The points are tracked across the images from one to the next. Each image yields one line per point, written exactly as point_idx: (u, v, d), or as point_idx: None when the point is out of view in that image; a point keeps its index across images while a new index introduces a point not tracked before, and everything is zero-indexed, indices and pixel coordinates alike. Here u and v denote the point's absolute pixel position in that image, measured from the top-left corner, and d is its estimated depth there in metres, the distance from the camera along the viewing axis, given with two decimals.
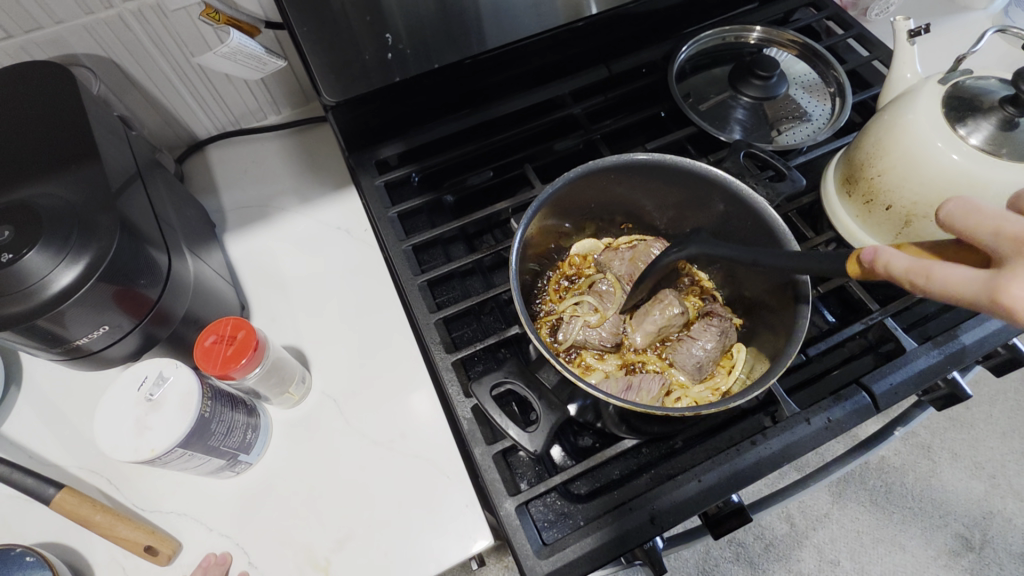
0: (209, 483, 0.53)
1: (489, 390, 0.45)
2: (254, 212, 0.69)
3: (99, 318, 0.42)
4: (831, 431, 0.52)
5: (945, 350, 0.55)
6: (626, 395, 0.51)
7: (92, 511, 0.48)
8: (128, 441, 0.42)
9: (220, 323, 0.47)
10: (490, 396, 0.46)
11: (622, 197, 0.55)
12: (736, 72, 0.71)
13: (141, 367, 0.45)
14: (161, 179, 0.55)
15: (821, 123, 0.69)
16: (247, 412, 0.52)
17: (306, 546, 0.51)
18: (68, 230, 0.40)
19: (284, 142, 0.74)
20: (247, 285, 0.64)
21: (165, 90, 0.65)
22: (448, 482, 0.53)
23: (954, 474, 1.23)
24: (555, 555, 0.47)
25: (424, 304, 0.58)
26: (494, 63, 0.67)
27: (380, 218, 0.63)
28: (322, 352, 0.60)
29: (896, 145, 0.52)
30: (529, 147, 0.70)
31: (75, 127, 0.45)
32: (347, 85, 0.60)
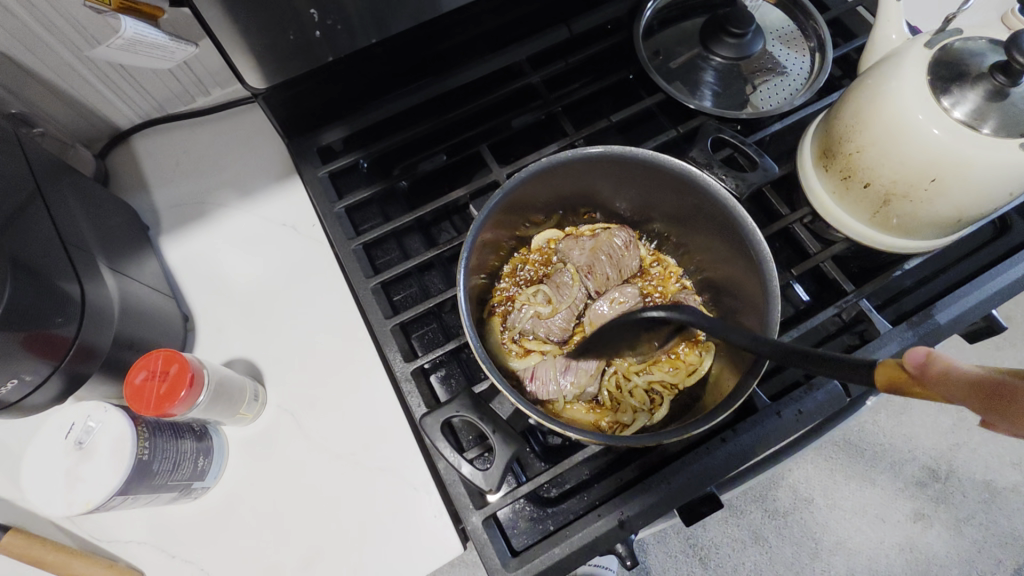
0: (167, 509, 0.51)
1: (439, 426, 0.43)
2: (191, 210, 0.63)
3: (10, 369, 0.38)
4: (801, 422, 0.51)
5: (920, 330, 0.53)
6: (564, 379, 0.50)
7: (47, 551, 0.47)
8: (61, 495, 0.40)
9: (149, 357, 0.44)
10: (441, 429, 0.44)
11: (582, 188, 0.51)
12: (707, 28, 0.65)
13: (66, 412, 0.42)
14: (72, 189, 0.50)
15: (799, 82, 0.64)
16: (195, 437, 0.49)
17: (273, 568, 0.50)
18: None
19: (217, 127, 0.67)
20: (190, 292, 0.60)
21: (71, 81, 0.58)
22: (415, 492, 0.52)
23: (924, 410, 1.27)
24: (524, 567, 0.47)
25: (379, 310, 0.54)
26: (440, 30, 0.60)
27: (325, 214, 0.58)
28: (276, 363, 0.57)
29: (876, 119, 0.48)
30: (484, 123, 0.64)
31: None
32: (273, 67, 0.53)
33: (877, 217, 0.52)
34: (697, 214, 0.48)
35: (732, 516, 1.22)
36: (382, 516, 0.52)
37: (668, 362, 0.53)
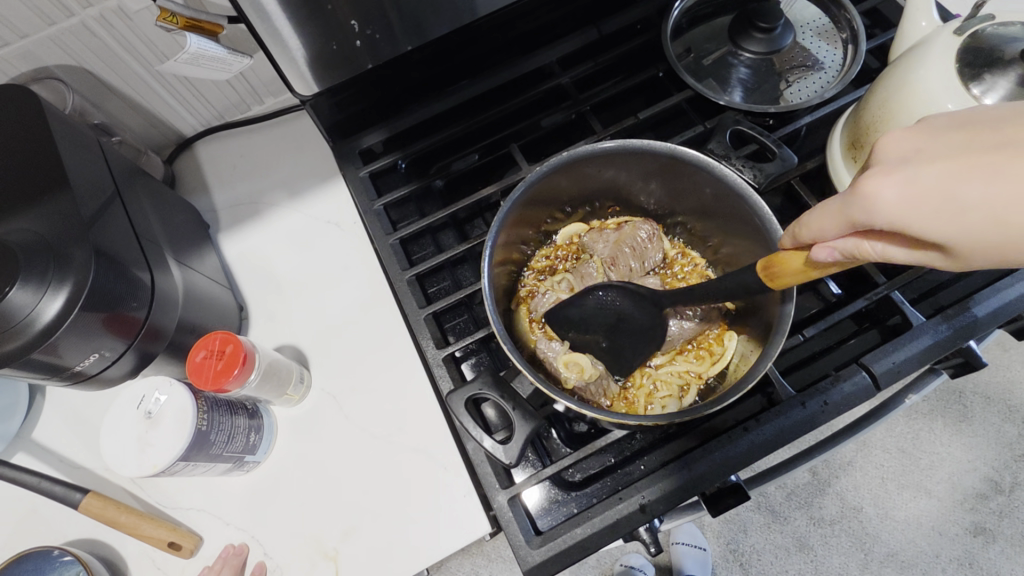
0: (222, 481, 0.56)
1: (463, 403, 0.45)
2: (246, 210, 0.69)
3: (91, 346, 0.44)
4: (828, 414, 0.50)
5: (955, 324, 0.52)
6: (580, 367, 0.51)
7: (118, 512, 0.52)
8: (133, 458, 0.45)
9: (208, 338, 0.49)
10: (465, 407, 0.46)
11: (606, 182, 0.53)
12: (736, 24, 0.65)
13: (138, 386, 0.47)
14: (144, 189, 0.56)
15: (833, 73, 0.64)
16: (248, 415, 0.54)
17: (315, 538, 0.54)
18: (45, 265, 0.41)
19: (270, 132, 0.73)
20: (244, 285, 0.65)
21: (144, 93, 0.65)
22: (446, 473, 0.55)
23: (986, 418, 1.20)
24: (547, 545, 0.48)
25: (414, 300, 0.58)
26: (474, 34, 0.63)
27: (365, 211, 0.62)
28: (320, 349, 0.61)
29: (903, 109, 0.48)
30: (516, 124, 0.67)
31: (45, 156, 0.45)
32: (319, 77, 0.58)
33: None
34: (718, 205, 0.49)
35: (775, 523, 1.19)
36: (416, 494, 0.55)
37: (692, 352, 0.54)
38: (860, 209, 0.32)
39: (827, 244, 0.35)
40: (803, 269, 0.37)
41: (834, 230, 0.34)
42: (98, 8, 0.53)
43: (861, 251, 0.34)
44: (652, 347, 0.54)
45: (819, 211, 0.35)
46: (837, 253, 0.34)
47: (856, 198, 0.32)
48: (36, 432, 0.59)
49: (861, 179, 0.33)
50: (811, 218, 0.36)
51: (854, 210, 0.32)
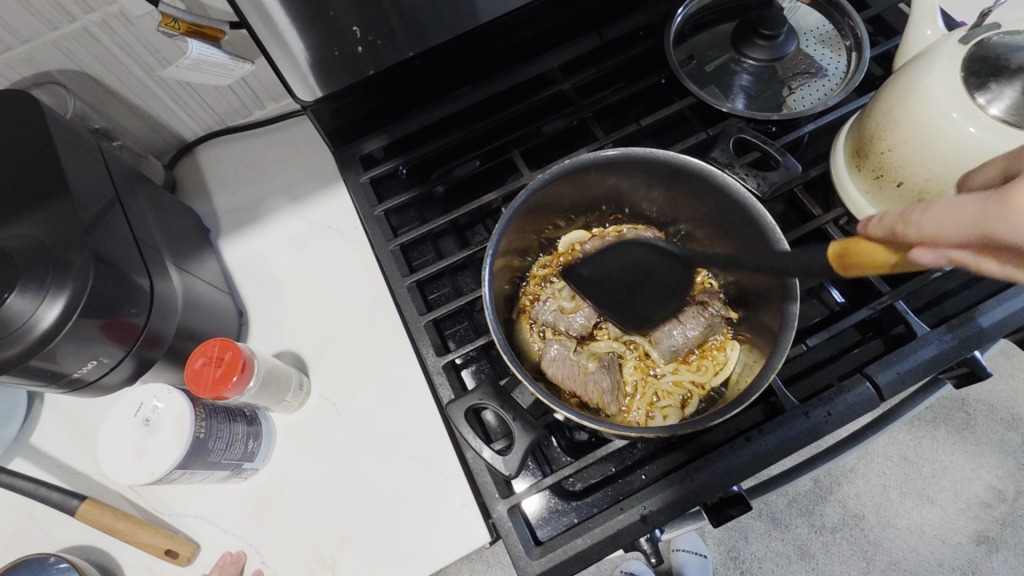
0: (221, 488, 0.56)
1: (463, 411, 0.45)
2: (246, 214, 0.69)
3: (89, 352, 0.44)
4: (831, 424, 0.50)
5: (960, 334, 0.51)
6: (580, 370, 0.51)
7: (114, 520, 0.52)
8: (130, 466, 0.44)
9: (207, 344, 0.48)
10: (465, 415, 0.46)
11: (608, 189, 0.53)
12: (739, 31, 0.65)
13: (136, 392, 0.46)
14: (145, 194, 0.56)
15: (836, 81, 0.64)
16: (247, 422, 0.53)
17: (313, 546, 0.53)
18: (44, 271, 0.41)
19: (271, 137, 0.73)
20: (244, 290, 0.65)
21: (145, 98, 0.65)
22: (445, 481, 0.55)
23: (989, 426, 1.19)
24: (547, 556, 0.48)
25: (414, 306, 0.57)
26: (476, 41, 0.63)
27: (366, 217, 0.62)
28: (319, 356, 0.61)
29: (907, 118, 0.47)
30: (517, 130, 0.67)
31: (46, 161, 0.45)
32: (321, 82, 0.58)
33: None
34: (721, 213, 0.49)
35: (776, 530, 1.18)
36: (415, 503, 0.54)
37: (694, 361, 0.54)
38: (995, 218, 0.27)
39: (936, 246, 0.30)
40: (886, 258, 0.34)
41: (963, 232, 0.29)
42: (101, 13, 0.53)
43: (979, 261, 0.29)
44: (655, 356, 0.53)
45: (948, 204, 0.30)
46: (946, 259, 0.30)
47: (1000, 206, 0.27)
48: (34, 437, 0.59)
49: (1010, 183, 0.27)
50: (927, 214, 0.30)
51: (991, 217, 0.27)
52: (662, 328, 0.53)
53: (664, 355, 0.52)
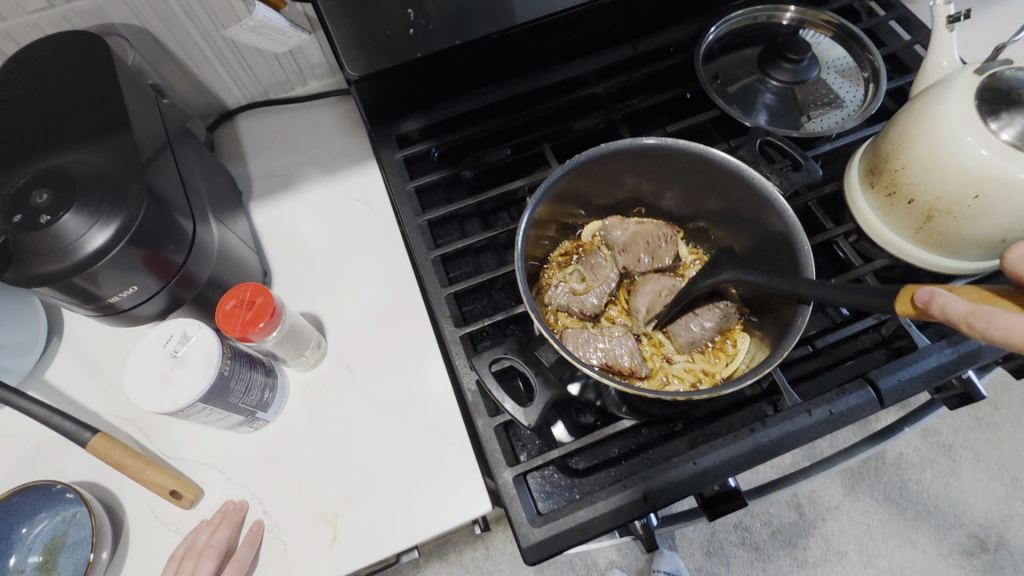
0: (230, 437, 0.57)
1: (488, 364, 0.46)
2: (279, 181, 0.71)
3: (129, 280, 0.45)
4: (831, 423, 0.51)
5: (958, 349, 0.53)
6: (595, 344, 0.52)
7: (124, 455, 0.52)
8: (154, 393, 0.45)
9: (241, 288, 0.50)
10: (489, 370, 0.47)
11: (635, 182, 0.55)
12: (765, 55, 0.69)
13: (167, 325, 0.48)
14: (189, 147, 0.58)
15: (853, 109, 0.67)
16: (265, 372, 0.55)
17: (316, 501, 0.54)
18: (101, 196, 0.43)
19: (309, 112, 0.76)
20: (271, 252, 0.67)
21: (198, 61, 0.67)
22: (452, 449, 0.56)
23: (974, 475, 1.21)
24: (549, 524, 0.49)
25: (436, 279, 0.59)
26: (518, 41, 0.67)
27: (397, 191, 0.64)
28: (339, 320, 0.63)
29: (922, 138, 0.51)
30: (548, 126, 0.70)
31: (110, 97, 0.47)
32: (371, 58, 0.61)
33: (920, 233, 0.54)
34: (745, 212, 0.51)
35: (758, 560, 1.18)
36: (419, 469, 0.55)
37: (706, 351, 0.54)
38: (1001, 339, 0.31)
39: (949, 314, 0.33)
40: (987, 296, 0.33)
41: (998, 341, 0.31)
42: None
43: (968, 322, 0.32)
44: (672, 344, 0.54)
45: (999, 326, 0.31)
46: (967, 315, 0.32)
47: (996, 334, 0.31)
48: (49, 372, 0.60)
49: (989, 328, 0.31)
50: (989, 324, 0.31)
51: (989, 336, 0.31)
52: (678, 321, 0.53)
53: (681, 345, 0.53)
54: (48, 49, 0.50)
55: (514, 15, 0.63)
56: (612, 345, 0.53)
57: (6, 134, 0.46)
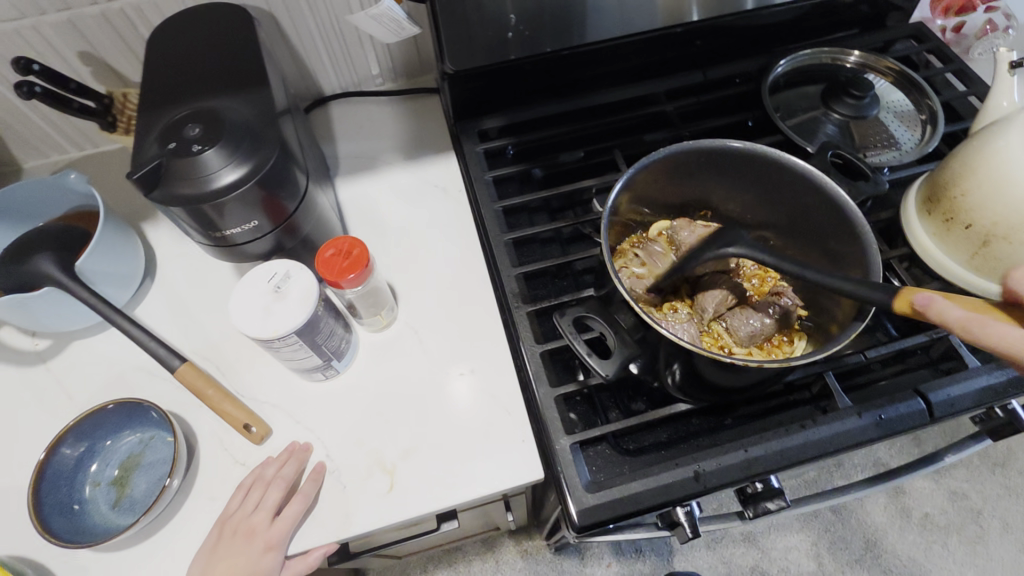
0: (301, 384, 0.60)
1: (572, 322, 0.51)
2: (363, 162, 0.77)
3: (248, 217, 0.50)
4: (881, 428, 0.53)
5: (1008, 373, 0.55)
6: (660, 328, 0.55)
7: (206, 386, 0.56)
8: (255, 321, 0.50)
9: (339, 240, 0.55)
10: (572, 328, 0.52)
11: (710, 184, 0.60)
12: (829, 91, 0.74)
13: (272, 264, 0.53)
14: (298, 119, 0.64)
15: (909, 148, 0.72)
16: (344, 325, 0.59)
17: (377, 451, 0.57)
18: (241, 138, 0.48)
19: (396, 106, 0.82)
20: (352, 224, 0.72)
21: (308, 47, 0.75)
22: (509, 417, 0.58)
23: (1003, 545, 1.18)
24: (601, 492, 0.50)
25: (508, 259, 0.63)
26: (599, 57, 0.73)
27: (477, 178, 0.69)
28: (409, 290, 0.67)
29: (982, 167, 0.54)
30: (619, 137, 0.75)
31: (253, 58, 0.53)
32: (468, 55, 0.66)
33: (975, 258, 0.57)
34: (818, 220, 0.55)
35: None
36: (477, 432, 0.58)
37: (764, 347, 0.57)
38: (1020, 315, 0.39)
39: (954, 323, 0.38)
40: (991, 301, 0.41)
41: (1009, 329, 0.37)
42: None
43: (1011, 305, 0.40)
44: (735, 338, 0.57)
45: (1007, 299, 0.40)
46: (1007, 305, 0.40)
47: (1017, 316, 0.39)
48: (139, 308, 0.65)
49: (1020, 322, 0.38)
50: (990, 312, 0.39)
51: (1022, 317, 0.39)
52: (740, 317, 0.56)
53: (743, 339, 0.56)
54: (201, 15, 0.57)
55: (587, 36, 0.69)
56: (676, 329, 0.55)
57: (163, 80, 0.53)
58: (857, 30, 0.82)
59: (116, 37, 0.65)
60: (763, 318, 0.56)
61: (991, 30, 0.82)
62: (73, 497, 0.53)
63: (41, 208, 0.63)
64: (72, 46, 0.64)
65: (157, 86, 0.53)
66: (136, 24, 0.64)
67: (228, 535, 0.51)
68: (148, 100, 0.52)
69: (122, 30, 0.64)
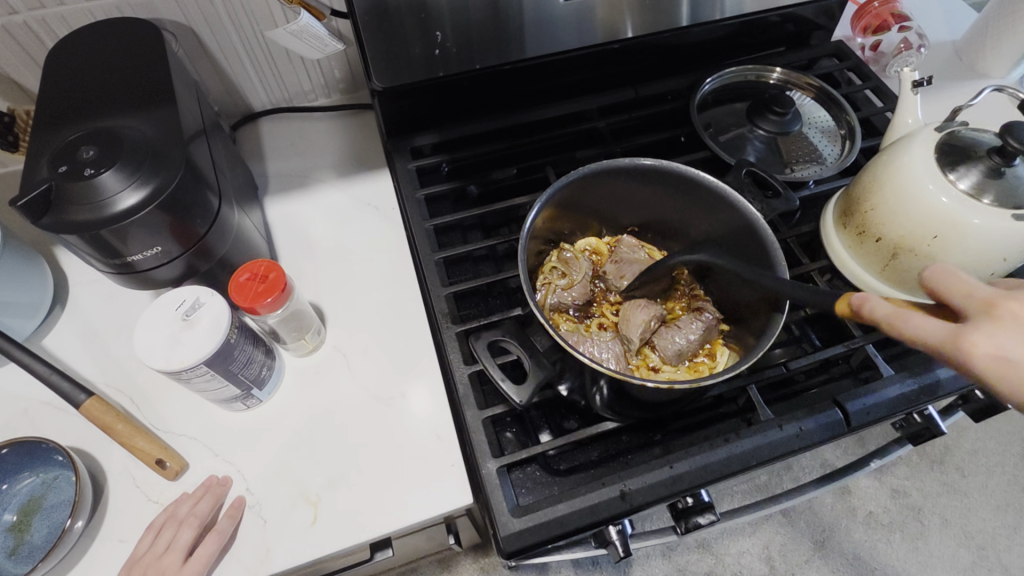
0: (221, 414, 0.58)
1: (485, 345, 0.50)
2: (294, 180, 0.75)
3: (152, 242, 0.48)
4: (801, 439, 0.54)
5: (920, 381, 0.57)
6: (582, 347, 0.55)
7: (115, 420, 0.53)
8: (161, 352, 0.47)
9: (255, 263, 0.53)
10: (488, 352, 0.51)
11: (632, 201, 0.60)
12: (754, 107, 0.76)
13: (181, 291, 0.50)
14: (218, 138, 0.61)
15: (830, 162, 0.74)
16: (265, 351, 0.57)
17: (300, 483, 0.55)
18: (142, 160, 0.46)
19: (329, 122, 0.80)
20: (281, 246, 0.70)
21: (233, 63, 0.72)
22: (439, 441, 0.57)
23: (941, 540, 1.22)
24: (528, 516, 0.50)
25: (438, 278, 0.62)
26: (530, 74, 0.73)
27: (408, 196, 0.68)
28: (339, 312, 0.65)
29: (889, 183, 0.56)
30: (553, 153, 0.75)
31: (159, 76, 0.51)
32: (397, 73, 0.65)
33: (886, 270, 0.59)
34: (731, 234, 0.56)
35: None
36: (407, 457, 0.56)
37: (689, 362, 0.58)
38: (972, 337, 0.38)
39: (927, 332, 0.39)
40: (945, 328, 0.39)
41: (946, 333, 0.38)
42: None
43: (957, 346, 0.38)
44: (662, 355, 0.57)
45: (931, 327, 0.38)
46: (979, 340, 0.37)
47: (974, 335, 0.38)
48: (47, 338, 0.61)
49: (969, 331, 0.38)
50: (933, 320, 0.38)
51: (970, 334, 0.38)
52: (665, 334, 0.57)
53: (669, 356, 0.56)
54: (106, 31, 0.54)
55: (525, 49, 0.68)
56: (599, 348, 0.56)
57: (62, 100, 0.50)
58: (782, 48, 0.85)
59: (19, 52, 0.62)
60: (687, 336, 0.56)
61: (906, 49, 0.85)
62: None
63: None
64: None
65: (56, 105, 0.50)
66: (41, 38, 0.61)
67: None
68: (44, 120, 0.49)
69: (26, 44, 0.61)
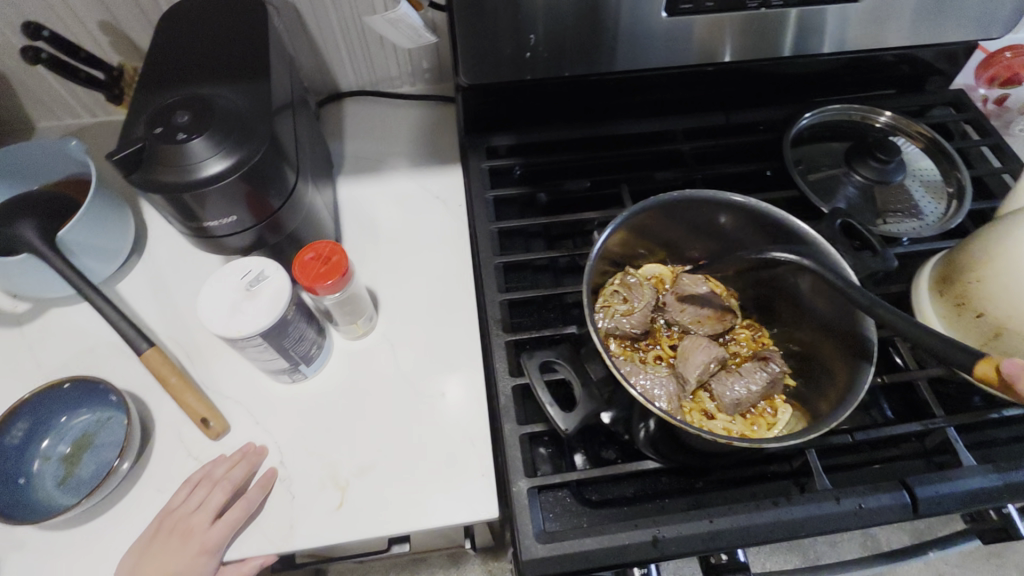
0: (266, 383, 0.59)
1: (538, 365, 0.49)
2: (368, 163, 0.76)
3: (229, 211, 0.49)
4: (858, 517, 0.50)
5: (1005, 477, 0.51)
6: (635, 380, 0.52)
7: (170, 373, 0.55)
8: (222, 318, 0.48)
9: (320, 243, 0.53)
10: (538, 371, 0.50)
11: (708, 232, 0.57)
12: (855, 150, 0.71)
13: (248, 260, 0.51)
14: (304, 114, 0.62)
15: (932, 220, 0.68)
16: (317, 330, 0.57)
17: (331, 465, 0.55)
18: (231, 130, 0.47)
19: (410, 110, 0.81)
20: (347, 226, 0.70)
21: (328, 42, 0.74)
22: (472, 448, 0.55)
23: None
24: (553, 543, 0.48)
25: (495, 283, 0.61)
26: (618, 88, 0.71)
27: (477, 196, 0.67)
28: (392, 301, 0.65)
29: (1003, 255, 0.51)
30: (630, 171, 0.72)
31: (259, 49, 0.52)
32: (484, 71, 0.64)
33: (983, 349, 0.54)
34: (814, 282, 0.53)
35: None
36: (439, 459, 0.55)
37: (747, 415, 0.54)
38: None
39: None
40: None
41: None
42: None
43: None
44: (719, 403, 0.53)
45: None
46: None
47: None
48: (121, 283, 0.64)
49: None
50: None
51: None
52: (725, 381, 0.53)
53: (727, 406, 0.53)
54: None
55: (617, 62, 0.66)
56: (653, 384, 0.52)
57: (169, 62, 0.52)
58: (893, 90, 0.79)
59: (137, 11, 0.65)
60: (749, 386, 0.53)
61: None
62: (18, 469, 0.52)
63: (39, 173, 0.63)
64: (93, 15, 0.64)
65: (162, 66, 0.52)
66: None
67: (165, 532, 0.49)
68: (147, 80, 0.51)
69: (143, 4, 0.64)
